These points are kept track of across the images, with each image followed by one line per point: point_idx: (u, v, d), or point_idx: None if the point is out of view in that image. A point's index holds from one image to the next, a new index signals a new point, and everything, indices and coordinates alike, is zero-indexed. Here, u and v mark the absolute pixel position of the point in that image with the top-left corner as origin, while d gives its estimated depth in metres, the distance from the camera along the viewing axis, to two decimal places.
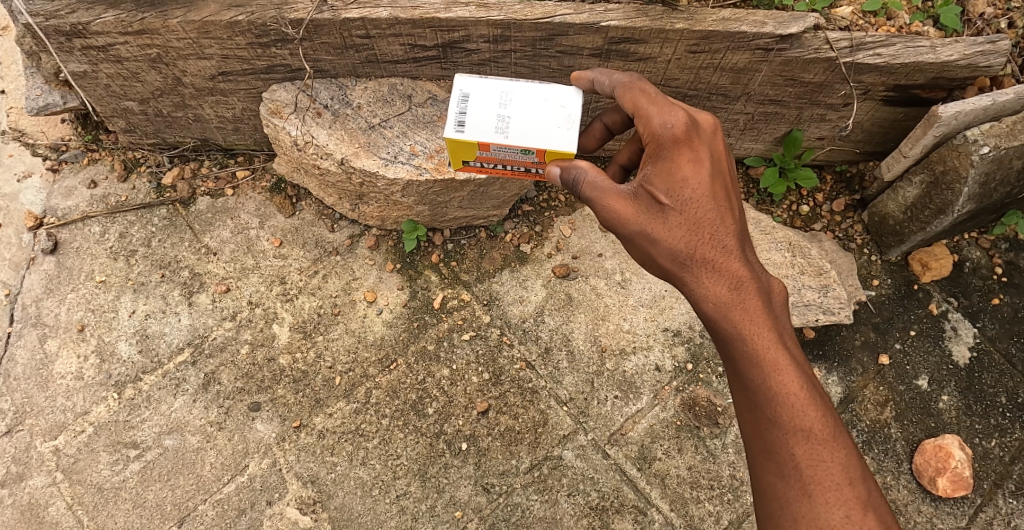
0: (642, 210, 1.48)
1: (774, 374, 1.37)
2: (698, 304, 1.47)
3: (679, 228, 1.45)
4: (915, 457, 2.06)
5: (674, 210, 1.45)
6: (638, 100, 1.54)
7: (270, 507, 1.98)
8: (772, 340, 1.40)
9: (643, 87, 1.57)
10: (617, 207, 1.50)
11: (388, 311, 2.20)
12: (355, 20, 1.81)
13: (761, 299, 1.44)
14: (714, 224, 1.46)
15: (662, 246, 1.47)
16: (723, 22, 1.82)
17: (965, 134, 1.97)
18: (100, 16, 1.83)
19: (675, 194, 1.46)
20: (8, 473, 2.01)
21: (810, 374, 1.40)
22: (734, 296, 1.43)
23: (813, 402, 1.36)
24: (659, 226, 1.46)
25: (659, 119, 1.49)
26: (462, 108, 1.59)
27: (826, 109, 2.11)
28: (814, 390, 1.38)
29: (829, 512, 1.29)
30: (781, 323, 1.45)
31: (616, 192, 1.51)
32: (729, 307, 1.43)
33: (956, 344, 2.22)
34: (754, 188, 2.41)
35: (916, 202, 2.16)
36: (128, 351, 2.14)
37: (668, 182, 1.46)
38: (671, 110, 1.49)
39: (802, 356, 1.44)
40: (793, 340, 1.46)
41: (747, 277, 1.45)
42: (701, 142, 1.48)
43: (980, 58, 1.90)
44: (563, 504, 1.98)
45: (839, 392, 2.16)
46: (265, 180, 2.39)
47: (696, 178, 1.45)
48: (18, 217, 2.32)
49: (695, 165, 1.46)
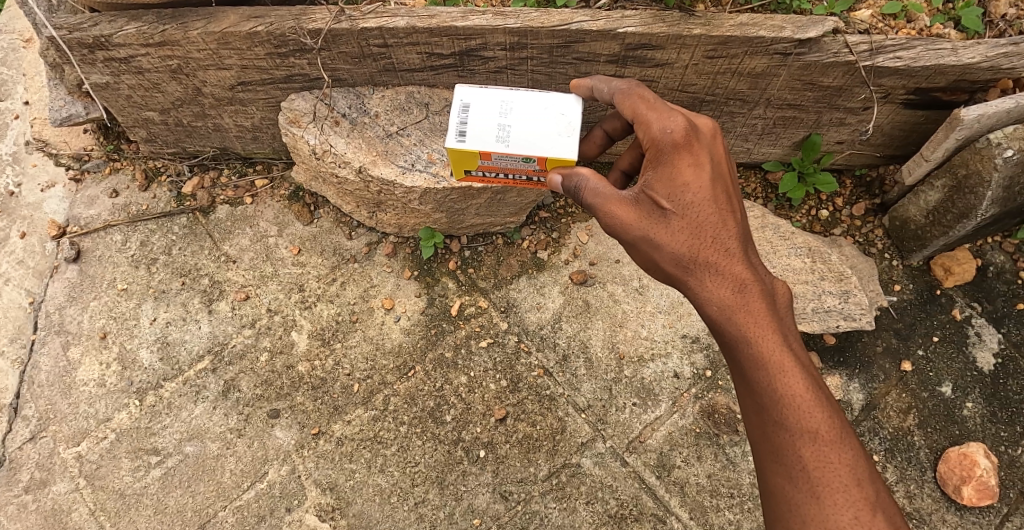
0: (643, 215, 1.48)
1: (779, 375, 1.36)
2: (702, 307, 1.46)
3: (682, 232, 1.45)
4: (939, 465, 2.02)
5: (676, 214, 1.45)
6: (637, 106, 1.54)
7: (289, 514, 1.99)
8: (777, 342, 1.39)
9: (641, 93, 1.57)
10: (618, 213, 1.50)
11: (405, 318, 2.21)
12: (373, 30, 1.82)
13: (765, 300, 1.43)
14: (716, 227, 1.45)
15: (663, 251, 1.47)
16: (741, 26, 1.81)
17: (987, 137, 1.93)
18: (122, 29, 1.86)
19: (676, 199, 1.45)
20: (32, 479, 2.03)
21: (816, 376, 1.39)
22: (738, 299, 1.42)
23: (820, 404, 1.35)
24: (661, 230, 1.46)
25: (658, 125, 1.49)
26: (464, 118, 1.63)
27: (845, 113, 2.10)
28: (820, 391, 1.36)
29: (838, 514, 1.27)
30: (785, 324, 1.44)
31: (617, 196, 1.51)
32: (733, 309, 1.42)
33: (980, 351, 2.18)
34: (772, 193, 2.39)
35: (938, 206, 2.13)
36: (150, 359, 2.16)
37: (670, 187, 1.46)
38: (669, 116, 1.49)
39: (807, 357, 1.43)
40: (798, 341, 1.45)
41: (750, 279, 1.44)
42: (701, 147, 1.47)
43: (1003, 60, 1.86)
44: (581, 512, 1.97)
45: (861, 399, 2.13)
46: (284, 188, 2.41)
47: (696, 182, 1.45)
48: (42, 226, 2.36)
49: (696, 169, 1.45)
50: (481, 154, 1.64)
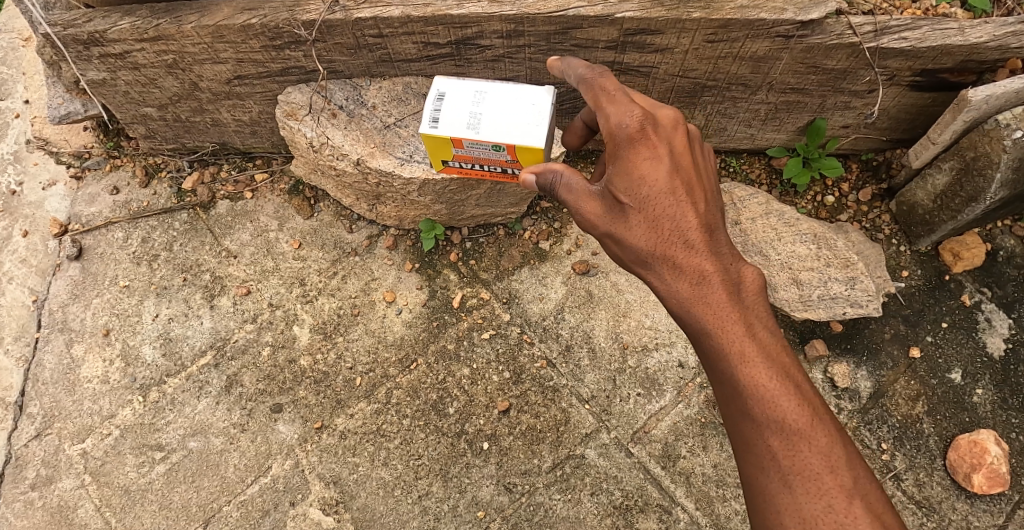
0: (606, 211, 1.48)
1: (743, 369, 1.32)
2: (668, 304, 1.43)
3: (641, 227, 1.43)
4: (949, 453, 2.00)
5: (634, 209, 1.44)
6: (598, 98, 1.52)
7: (293, 508, 1.98)
8: (741, 334, 1.34)
9: (602, 83, 1.54)
10: (586, 210, 1.52)
11: (407, 311, 2.20)
12: (367, 20, 1.80)
13: (728, 292, 1.37)
14: (674, 218, 1.42)
15: (626, 246, 1.47)
16: (741, 9, 1.76)
17: (996, 118, 1.89)
18: (116, 25, 1.84)
19: (634, 193, 1.44)
20: (38, 475, 2.04)
21: (785, 364, 1.34)
22: (698, 293, 1.38)
23: (788, 395, 1.30)
24: (622, 227, 1.46)
25: (614, 118, 1.48)
26: (438, 106, 1.64)
27: (851, 96, 2.06)
28: (789, 382, 1.31)
29: (810, 506, 1.23)
30: (755, 315, 1.38)
31: (581, 194, 1.53)
32: (692, 303, 1.38)
33: (990, 336, 2.15)
34: (777, 179, 2.36)
35: (946, 190, 2.09)
36: (153, 355, 2.16)
37: (627, 181, 1.44)
38: (624, 108, 1.47)
39: (782, 345, 1.37)
40: (772, 330, 1.38)
41: (712, 271, 1.39)
42: (657, 137, 1.45)
43: (1012, 39, 1.81)
44: (586, 504, 1.96)
45: (869, 386, 2.10)
46: (284, 182, 2.40)
47: (652, 174, 1.42)
48: (44, 224, 2.36)
49: (651, 161, 1.43)
50: (453, 141, 1.64)
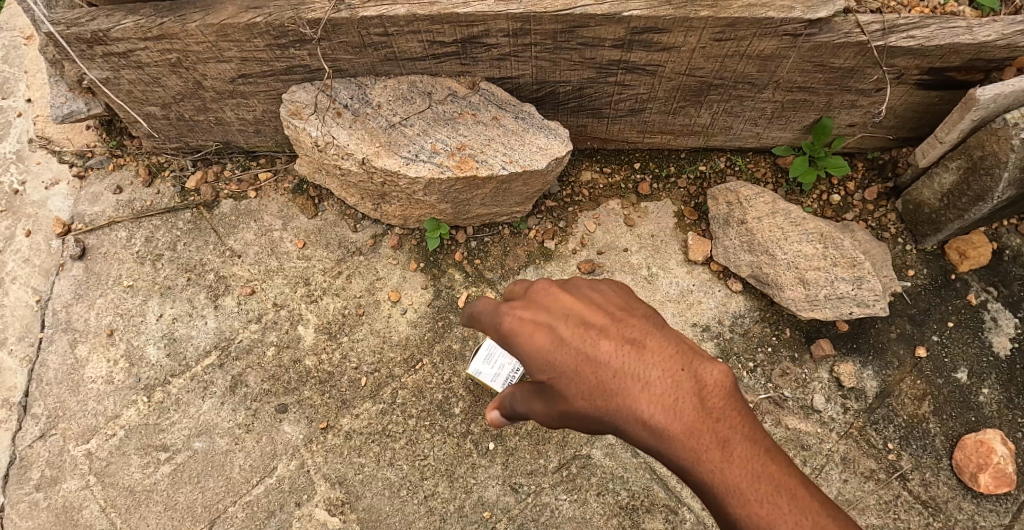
0: (552, 425, 1.28)
1: (731, 510, 1.04)
2: (641, 448, 1.13)
3: (568, 376, 1.17)
4: (955, 452, 1.99)
5: (559, 358, 1.18)
6: (485, 318, 1.32)
7: (299, 508, 1.98)
8: (716, 459, 1.05)
9: (488, 303, 1.34)
10: (537, 406, 1.29)
11: (412, 311, 2.19)
12: (372, 18, 1.78)
13: (692, 403, 1.09)
14: (593, 352, 1.15)
15: (586, 416, 1.27)
16: (748, 8, 1.75)
17: (1004, 117, 1.88)
18: (120, 23, 1.83)
19: (545, 358, 1.19)
20: (43, 476, 2.04)
21: (768, 470, 1.05)
22: (652, 432, 1.09)
23: (783, 516, 1.01)
24: (557, 387, 1.20)
25: (494, 322, 1.28)
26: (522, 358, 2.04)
27: (857, 95, 2.05)
28: (780, 492, 1.03)
29: None
30: (715, 418, 1.08)
31: (525, 415, 1.32)
32: (664, 443, 1.08)
33: (996, 335, 2.14)
34: (783, 178, 2.35)
35: (953, 189, 2.08)
36: (157, 355, 2.16)
37: (531, 341, 1.21)
38: (500, 312, 1.28)
39: (756, 453, 1.06)
40: (750, 429, 1.09)
41: (653, 379, 1.11)
42: (540, 306, 1.24)
43: (1021, 38, 1.80)
44: (592, 504, 1.96)
45: (875, 386, 2.10)
46: (288, 181, 2.39)
47: (553, 334, 1.19)
48: (47, 224, 2.35)
49: (542, 331, 1.20)
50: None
